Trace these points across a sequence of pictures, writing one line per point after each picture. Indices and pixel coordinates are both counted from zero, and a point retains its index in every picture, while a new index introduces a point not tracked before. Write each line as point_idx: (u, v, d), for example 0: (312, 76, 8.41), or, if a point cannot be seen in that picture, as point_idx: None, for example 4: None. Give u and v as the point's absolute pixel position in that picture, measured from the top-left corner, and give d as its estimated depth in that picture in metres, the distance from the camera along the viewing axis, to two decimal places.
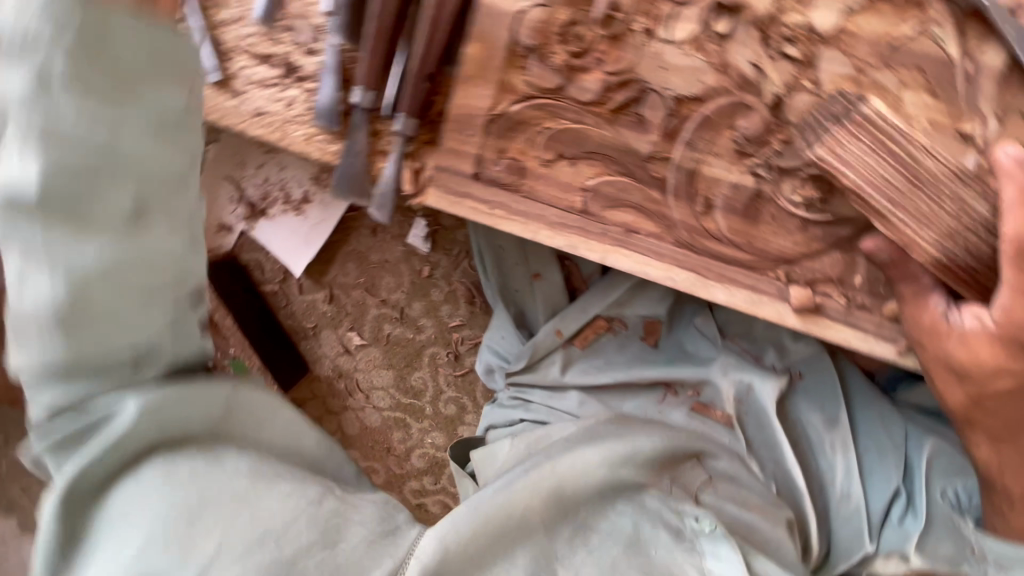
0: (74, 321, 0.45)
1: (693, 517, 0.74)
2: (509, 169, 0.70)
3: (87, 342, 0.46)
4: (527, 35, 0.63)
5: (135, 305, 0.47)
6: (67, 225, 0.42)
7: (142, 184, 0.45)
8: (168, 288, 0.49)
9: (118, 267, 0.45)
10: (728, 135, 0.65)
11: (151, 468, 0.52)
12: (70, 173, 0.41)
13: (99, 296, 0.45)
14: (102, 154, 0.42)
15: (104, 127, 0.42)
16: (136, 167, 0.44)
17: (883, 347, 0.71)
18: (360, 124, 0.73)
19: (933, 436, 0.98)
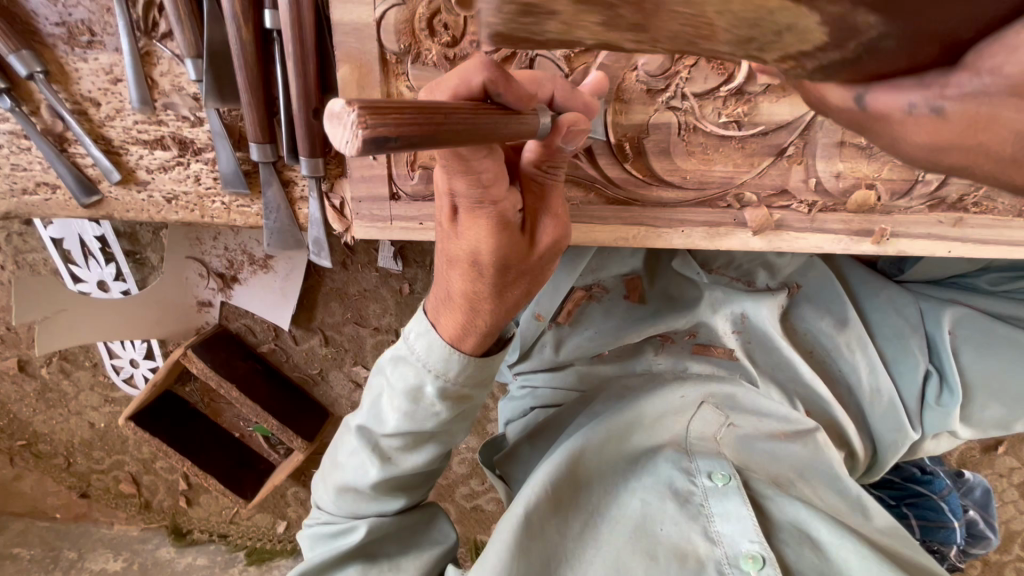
0: (379, 465, 0.75)
1: (705, 474, 0.78)
2: (425, 179, 0.67)
3: (384, 488, 0.77)
4: (395, 40, 0.60)
5: (434, 461, 0.78)
6: (387, 438, 0.74)
7: (429, 438, 0.75)
8: (425, 452, 0.78)
9: (416, 446, 0.76)
10: (632, 77, 0.61)
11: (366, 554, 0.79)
12: (407, 432, 0.73)
13: (399, 452, 0.75)
14: (416, 435, 0.74)
15: (422, 433, 0.74)
16: (428, 437, 0.75)
17: (859, 243, 0.67)
18: (271, 178, 0.73)
19: (950, 306, 0.91)
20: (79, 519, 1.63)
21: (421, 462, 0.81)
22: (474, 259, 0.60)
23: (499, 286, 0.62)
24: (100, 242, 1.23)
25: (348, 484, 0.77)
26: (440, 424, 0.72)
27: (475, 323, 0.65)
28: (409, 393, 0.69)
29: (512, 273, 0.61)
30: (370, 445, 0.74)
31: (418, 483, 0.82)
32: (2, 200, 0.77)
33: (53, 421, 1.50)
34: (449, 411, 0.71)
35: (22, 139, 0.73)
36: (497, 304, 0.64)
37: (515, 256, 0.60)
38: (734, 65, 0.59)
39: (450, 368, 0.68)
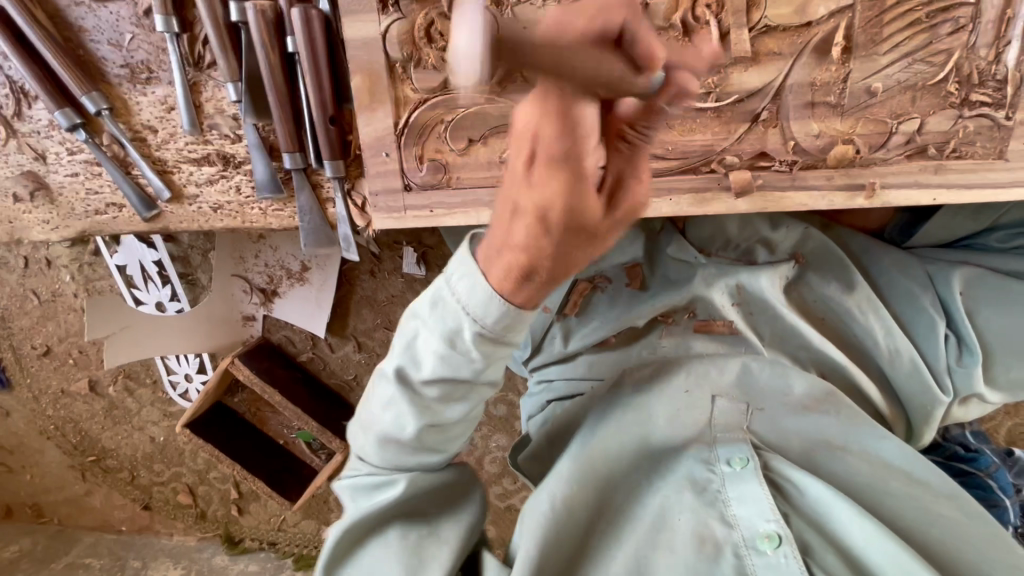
0: (420, 415, 0.71)
1: (724, 461, 0.78)
2: (433, 169, 0.75)
3: (427, 440, 0.74)
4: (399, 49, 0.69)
5: (472, 410, 0.75)
6: (427, 387, 0.70)
7: (472, 384, 0.72)
8: (468, 406, 0.74)
9: (458, 397, 0.72)
10: None
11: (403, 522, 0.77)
12: (449, 376, 0.69)
13: (439, 406, 0.71)
14: (458, 379, 0.70)
15: (465, 377, 0.70)
16: (469, 384, 0.72)
17: (847, 197, 0.69)
18: (301, 184, 0.82)
19: (960, 268, 0.91)
20: (143, 531, 1.75)
21: (464, 422, 0.76)
22: (542, 213, 0.58)
23: (568, 245, 0.61)
24: (157, 266, 1.37)
25: (386, 439, 0.73)
26: (480, 368, 0.70)
27: (531, 280, 0.63)
28: (449, 338, 0.67)
29: (582, 235, 0.61)
30: (409, 390, 0.70)
31: (458, 437, 0.78)
32: (79, 220, 0.90)
33: (119, 436, 1.64)
34: (487, 359, 0.69)
35: (96, 166, 0.86)
36: (564, 256, 0.62)
37: (592, 218, 0.59)
38: (702, 42, 0.66)
39: (489, 313, 0.65)
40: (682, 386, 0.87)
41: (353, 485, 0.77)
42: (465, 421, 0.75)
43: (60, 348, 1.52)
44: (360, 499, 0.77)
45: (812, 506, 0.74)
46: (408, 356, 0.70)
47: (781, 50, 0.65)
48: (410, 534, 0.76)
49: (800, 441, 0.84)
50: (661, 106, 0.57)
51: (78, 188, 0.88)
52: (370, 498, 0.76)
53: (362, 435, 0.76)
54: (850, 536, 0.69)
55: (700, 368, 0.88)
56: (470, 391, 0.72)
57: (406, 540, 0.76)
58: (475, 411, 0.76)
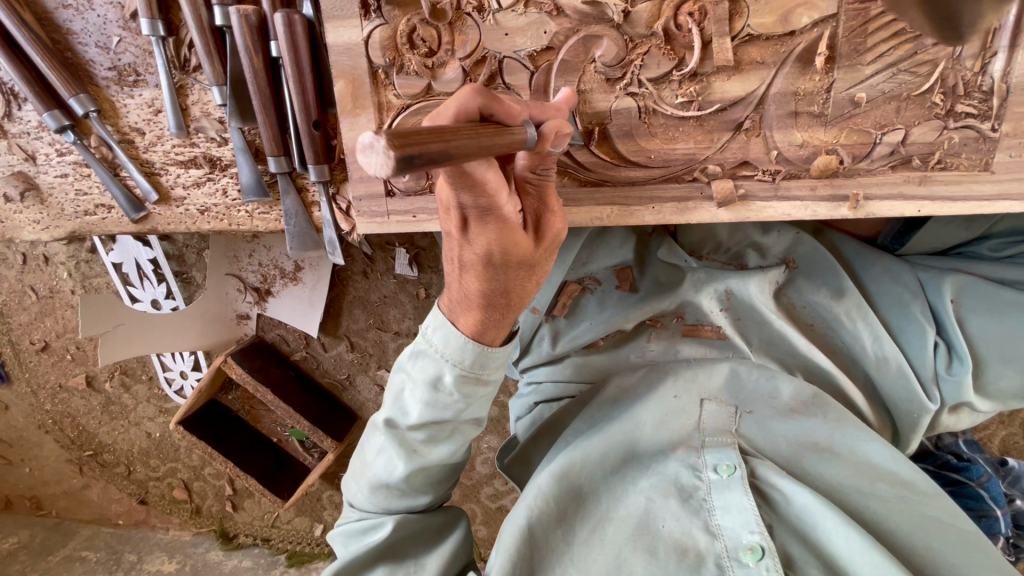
0: (406, 465, 0.76)
1: (711, 468, 0.77)
2: (416, 175, 0.75)
3: (415, 483, 0.79)
4: (380, 55, 0.69)
5: (462, 448, 0.79)
6: (414, 435, 0.76)
7: (452, 430, 0.77)
8: (452, 453, 0.78)
9: (442, 443, 0.77)
10: (591, 69, 0.67)
11: (387, 561, 0.80)
12: (433, 424, 0.75)
13: (424, 453, 0.77)
14: (440, 427, 0.76)
15: (447, 425, 0.76)
16: (450, 432, 0.77)
17: (830, 207, 0.69)
18: (287, 188, 0.82)
19: (953, 275, 0.91)
20: (139, 525, 1.77)
21: (453, 466, 0.82)
22: (489, 259, 0.63)
23: (508, 280, 0.65)
24: (152, 264, 1.38)
25: (377, 486, 0.79)
26: (463, 409, 0.75)
27: (490, 319, 0.69)
28: (431, 381, 0.72)
29: (523, 268, 0.65)
30: (397, 439, 0.76)
31: (444, 478, 0.83)
32: (69, 221, 0.91)
33: (116, 431, 1.65)
34: (466, 401, 0.74)
35: (85, 168, 0.87)
36: (496, 302, 0.68)
37: (523, 251, 0.63)
38: (684, 50, 0.65)
39: (466, 357, 0.70)
40: (672, 391, 0.87)
41: (349, 528, 0.83)
42: (450, 464, 0.80)
43: (57, 344, 1.54)
44: (355, 539, 0.82)
45: (796, 514, 0.73)
46: (396, 406, 0.77)
47: (764, 59, 0.65)
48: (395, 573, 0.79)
49: (788, 443, 0.83)
50: (550, 151, 0.60)
51: (67, 189, 0.88)
52: (362, 538, 0.81)
53: (357, 482, 0.82)
54: (833, 545, 0.68)
55: (691, 372, 0.88)
56: (453, 437, 0.78)
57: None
58: (460, 457, 0.81)
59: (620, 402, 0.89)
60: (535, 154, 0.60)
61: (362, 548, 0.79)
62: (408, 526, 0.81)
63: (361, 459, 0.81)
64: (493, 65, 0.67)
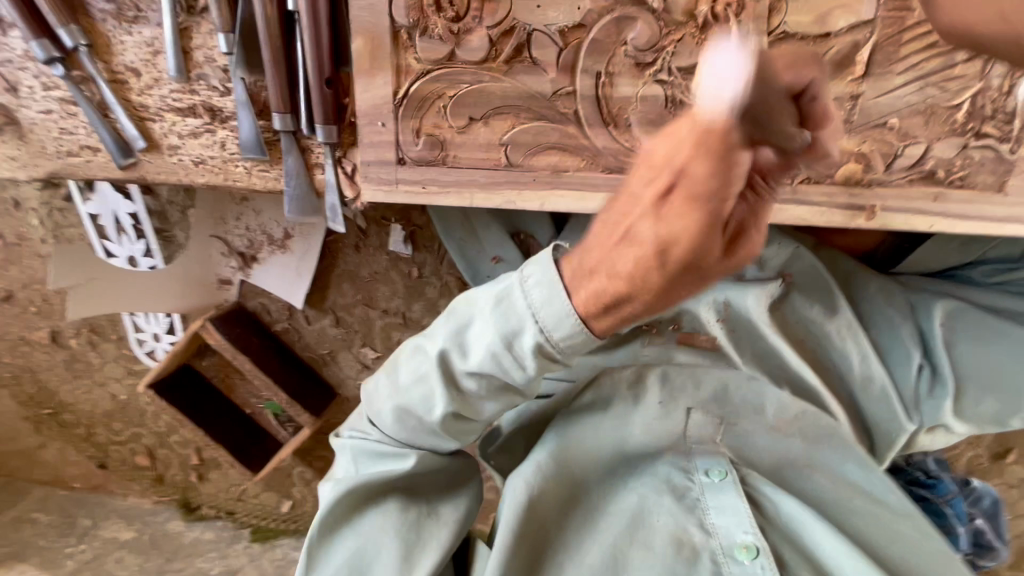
0: (442, 410, 0.72)
1: (702, 471, 0.78)
2: (430, 145, 0.72)
3: (430, 435, 0.76)
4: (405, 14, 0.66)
5: (495, 418, 0.77)
6: (463, 379, 0.71)
7: (508, 396, 0.73)
8: (498, 412, 0.76)
9: (496, 404, 0.73)
10: (622, 51, 0.65)
11: (394, 500, 0.79)
12: (485, 386, 0.71)
13: (468, 408, 0.74)
14: (491, 393, 0.72)
15: (504, 390, 0.72)
16: (503, 401, 0.73)
17: (846, 215, 0.69)
18: (290, 147, 0.78)
19: (943, 299, 0.92)
20: (96, 489, 1.70)
21: (489, 425, 0.80)
22: (664, 251, 0.55)
23: (664, 280, 0.57)
24: (132, 219, 1.31)
25: (402, 421, 0.75)
26: (514, 385, 0.71)
27: (609, 293, 0.61)
28: (490, 348, 0.68)
29: (685, 272, 0.57)
30: (446, 379, 0.71)
31: (477, 433, 0.81)
32: (49, 160, 0.85)
33: (79, 391, 1.58)
34: (531, 374, 0.69)
35: (72, 106, 0.81)
36: (654, 284, 0.58)
37: (697, 241, 0.54)
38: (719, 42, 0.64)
39: (558, 329, 0.64)
40: (657, 397, 0.83)
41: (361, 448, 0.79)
42: (472, 429, 0.78)
43: (21, 294, 1.46)
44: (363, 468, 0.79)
45: (785, 517, 0.74)
46: (461, 338, 0.71)
47: (797, 59, 0.64)
48: (409, 511, 0.78)
49: (771, 455, 0.83)
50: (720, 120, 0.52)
51: (51, 126, 0.83)
52: (378, 462, 0.78)
53: (378, 410, 0.77)
54: (821, 548, 0.71)
55: (679, 379, 0.85)
56: (506, 401, 0.73)
57: (403, 517, 0.78)
58: (500, 424, 0.78)
59: (598, 408, 0.84)
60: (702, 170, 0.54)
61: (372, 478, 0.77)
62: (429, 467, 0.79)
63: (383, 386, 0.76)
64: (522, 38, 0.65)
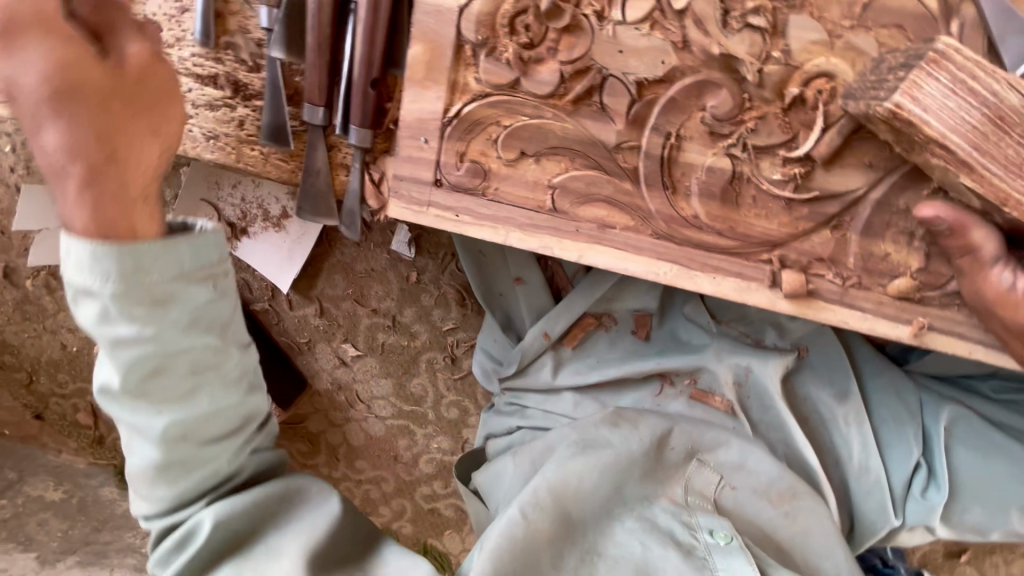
0: (154, 426, 0.53)
1: (707, 530, 0.74)
2: (472, 172, 0.66)
3: (198, 495, 0.58)
4: (474, 30, 0.60)
5: (229, 392, 0.57)
6: (117, 377, 0.51)
7: (211, 340, 0.55)
8: (223, 373, 0.56)
9: (195, 361, 0.54)
10: (698, 116, 0.61)
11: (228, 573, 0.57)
12: (147, 362, 0.51)
13: (179, 392, 0.53)
14: (173, 365, 0.53)
15: (179, 348, 0.52)
16: (195, 359, 0.54)
17: (891, 327, 0.66)
18: (315, 141, 0.71)
19: (951, 404, 0.92)
20: (26, 441, 1.58)
21: (249, 401, 0.59)
22: (96, 139, 0.50)
23: (101, 126, 0.51)
24: None
25: (156, 495, 0.56)
26: (192, 311, 0.52)
27: (105, 185, 0.50)
28: (115, 337, 0.50)
29: (122, 104, 0.52)
30: (116, 404, 0.53)
31: (242, 429, 0.59)
32: None
33: (26, 335, 1.46)
34: (152, 323, 0.51)
35: None
36: (104, 165, 0.51)
37: (103, 80, 0.51)
38: (801, 127, 0.60)
39: (102, 267, 0.48)
40: (671, 441, 0.83)
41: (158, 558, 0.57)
42: (230, 439, 0.58)
43: None
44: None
45: None
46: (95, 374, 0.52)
47: (876, 161, 0.61)
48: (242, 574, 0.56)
49: (756, 531, 0.81)
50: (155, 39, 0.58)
51: None
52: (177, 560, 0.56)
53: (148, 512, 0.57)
54: None
55: (691, 427, 0.84)
56: (211, 344, 0.54)
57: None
58: (247, 398, 0.59)
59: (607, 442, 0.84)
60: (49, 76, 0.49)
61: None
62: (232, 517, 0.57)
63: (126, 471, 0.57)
64: (597, 82, 0.60)
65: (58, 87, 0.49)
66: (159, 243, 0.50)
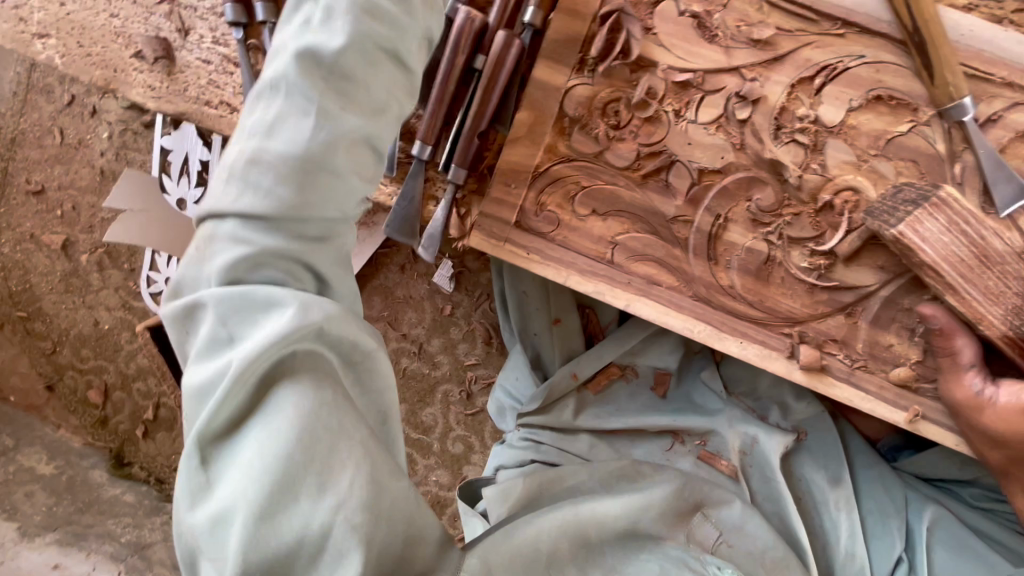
0: (307, 127, 0.52)
1: (711, 566, 0.82)
2: (548, 220, 0.78)
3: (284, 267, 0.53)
4: (573, 107, 0.74)
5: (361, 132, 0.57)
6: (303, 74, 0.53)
7: (381, 105, 0.58)
8: (374, 128, 0.58)
9: (369, 88, 0.56)
10: (745, 204, 0.74)
11: (295, 385, 0.49)
12: (329, 73, 0.54)
13: (339, 107, 0.54)
14: (344, 78, 0.55)
15: (351, 62, 0.54)
16: (366, 96, 0.56)
17: (888, 409, 0.75)
18: (416, 172, 0.83)
19: (933, 504, 0.99)
20: (30, 410, 1.59)
21: (368, 170, 0.59)
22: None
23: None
24: (201, 166, 1.33)
25: (245, 218, 0.52)
26: (397, 52, 0.58)
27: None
28: (319, 37, 0.53)
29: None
30: (283, 97, 0.53)
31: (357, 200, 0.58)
32: (185, 102, 0.87)
33: (64, 306, 1.52)
34: (367, 37, 0.55)
35: (232, 65, 0.86)
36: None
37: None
38: (829, 227, 0.72)
39: None
40: (679, 490, 0.89)
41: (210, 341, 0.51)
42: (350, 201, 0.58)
43: (59, 196, 1.45)
44: (213, 384, 0.49)
45: None
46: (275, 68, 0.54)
47: (888, 265, 0.72)
48: (318, 395, 0.49)
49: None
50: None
51: (201, 74, 0.87)
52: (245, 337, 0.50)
53: (199, 267, 0.54)
54: None
55: (702, 483, 0.91)
56: (382, 101, 0.58)
57: (317, 391, 0.49)
58: (370, 161, 0.59)
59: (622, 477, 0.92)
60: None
61: (239, 367, 0.48)
62: (329, 323, 0.51)
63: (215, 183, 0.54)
64: (667, 164, 0.73)
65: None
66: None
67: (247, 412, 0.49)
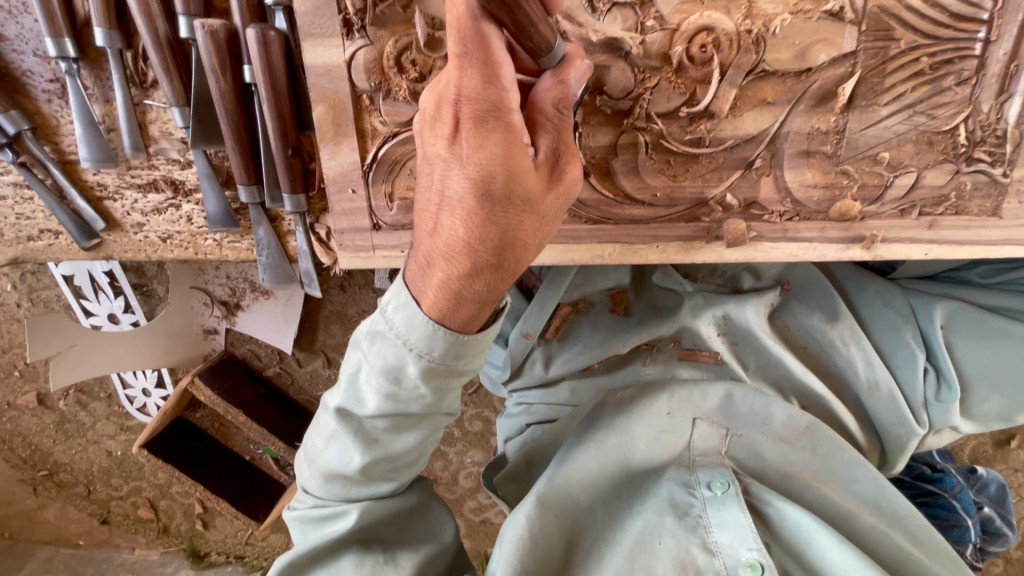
0: (400, 408, 0.61)
1: (705, 485, 0.76)
2: (403, 209, 0.69)
3: (376, 472, 0.68)
4: (365, 78, 0.63)
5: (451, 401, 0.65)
6: (383, 367, 0.59)
7: (455, 355, 0.58)
8: (437, 384, 0.60)
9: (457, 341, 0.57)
10: (596, 99, 0.62)
11: (354, 555, 0.71)
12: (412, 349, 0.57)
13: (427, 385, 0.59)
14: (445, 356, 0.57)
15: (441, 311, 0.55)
16: (442, 362, 0.58)
17: (839, 248, 0.67)
18: (260, 219, 0.77)
19: (941, 301, 0.91)
20: (102, 544, 1.69)
21: (447, 405, 0.65)
22: (483, 185, 0.51)
23: (505, 229, 0.53)
24: (108, 277, 1.27)
25: (349, 445, 0.65)
26: (514, 234, 0.53)
27: (472, 288, 0.54)
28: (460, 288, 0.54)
29: (525, 212, 0.53)
30: (377, 387, 0.60)
31: (424, 438, 0.67)
32: (9, 247, 0.83)
33: (71, 451, 1.53)
34: (448, 304, 0.55)
35: (25, 190, 0.79)
36: (542, 190, 0.54)
37: (528, 184, 0.52)
38: (696, 85, 0.61)
39: (472, 135, 0.51)
40: (665, 408, 0.83)
41: (316, 502, 0.72)
42: (424, 431, 0.66)
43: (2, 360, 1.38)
44: (314, 527, 0.72)
45: (791, 532, 0.71)
46: (376, 355, 0.59)
47: (777, 96, 0.61)
48: (363, 564, 0.70)
49: (778, 468, 0.80)
50: (574, 82, 0.57)
51: (7, 212, 0.81)
52: (333, 511, 0.70)
53: (316, 446, 0.69)
54: (829, 562, 0.67)
55: (685, 391, 0.84)
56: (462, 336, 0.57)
57: (360, 571, 0.70)
58: (444, 399, 0.63)
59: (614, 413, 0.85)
60: (558, 79, 0.56)
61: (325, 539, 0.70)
62: (379, 509, 0.71)
63: (336, 411, 0.64)
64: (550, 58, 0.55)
65: (466, 41, 0.50)
66: (512, 253, 0.54)
67: (322, 556, 0.71)
